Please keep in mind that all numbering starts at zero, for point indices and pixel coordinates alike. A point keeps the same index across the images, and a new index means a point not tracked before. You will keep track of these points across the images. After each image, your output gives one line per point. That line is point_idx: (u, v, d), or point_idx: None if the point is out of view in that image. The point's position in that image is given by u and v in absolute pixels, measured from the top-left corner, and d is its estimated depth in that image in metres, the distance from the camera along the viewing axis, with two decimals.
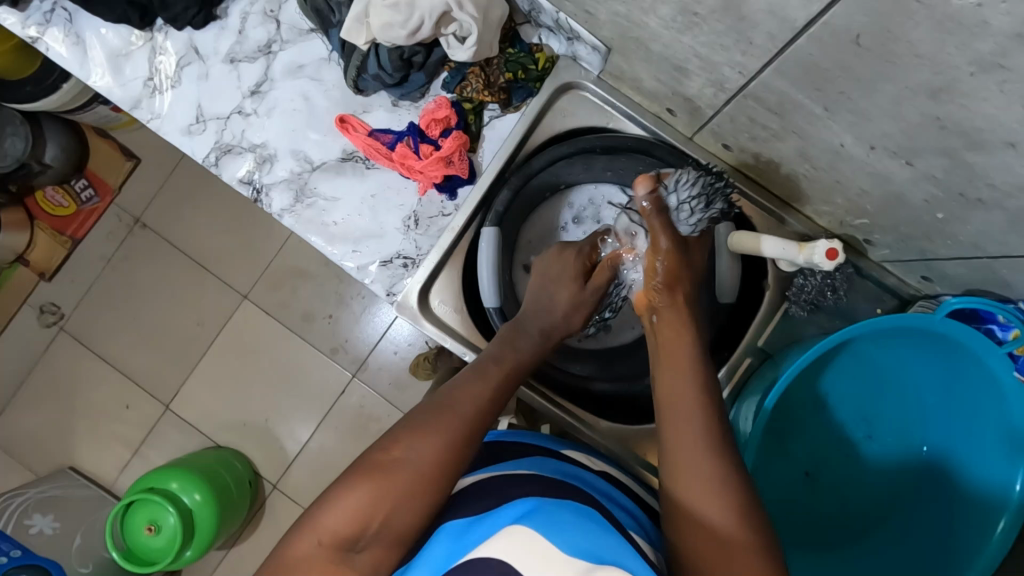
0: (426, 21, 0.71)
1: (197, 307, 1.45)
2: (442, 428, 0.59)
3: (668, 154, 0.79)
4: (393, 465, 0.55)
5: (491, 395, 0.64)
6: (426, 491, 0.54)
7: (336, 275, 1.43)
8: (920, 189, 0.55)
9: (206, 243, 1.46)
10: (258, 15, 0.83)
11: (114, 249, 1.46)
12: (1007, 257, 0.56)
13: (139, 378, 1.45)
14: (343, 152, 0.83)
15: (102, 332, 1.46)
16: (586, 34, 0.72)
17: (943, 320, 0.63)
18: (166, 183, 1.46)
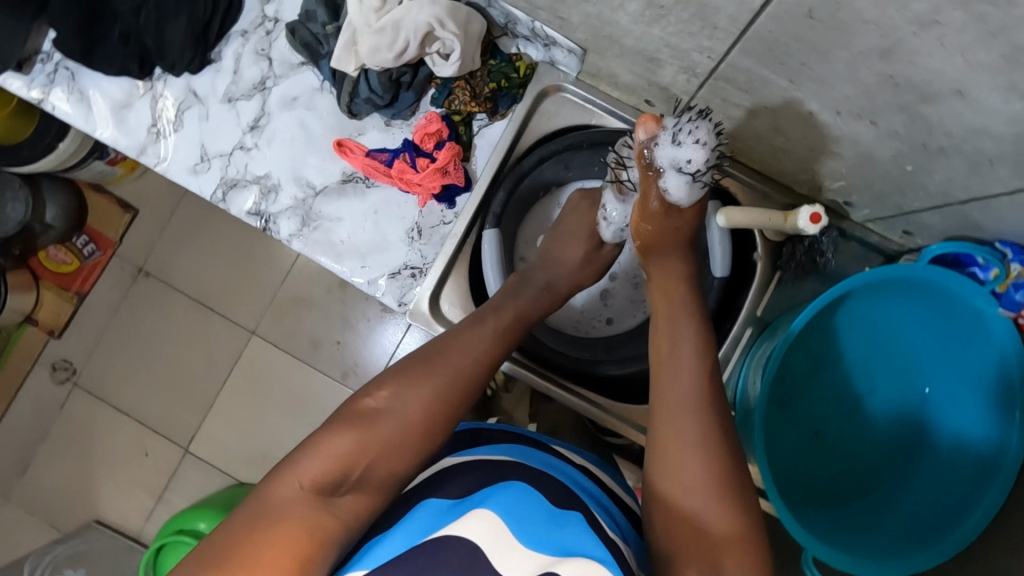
0: (410, 41, 0.76)
1: (207, 347, 1.48)
2: (439, 382, 0.60)
3: None
4: (378, 417, 0.56)
5: (488, 348, 0.65)
6: (413, 443, 0.57)
7: (340, 300, 1.47)
8: (886, 147, 0.60)
9: (210, 283, 1.49)
10: (250, 55, 0.87)
11: (120, 299, 1.49)
12: (975, 200, 0.61)
13: (156, 424, 1.47)
14: (344, 174, 0.87)
15: (115, 381, 1.48)
16: (561, 39, 0.77)
17: (924, 267, 0.68)
18: (166, 229, 1.49)
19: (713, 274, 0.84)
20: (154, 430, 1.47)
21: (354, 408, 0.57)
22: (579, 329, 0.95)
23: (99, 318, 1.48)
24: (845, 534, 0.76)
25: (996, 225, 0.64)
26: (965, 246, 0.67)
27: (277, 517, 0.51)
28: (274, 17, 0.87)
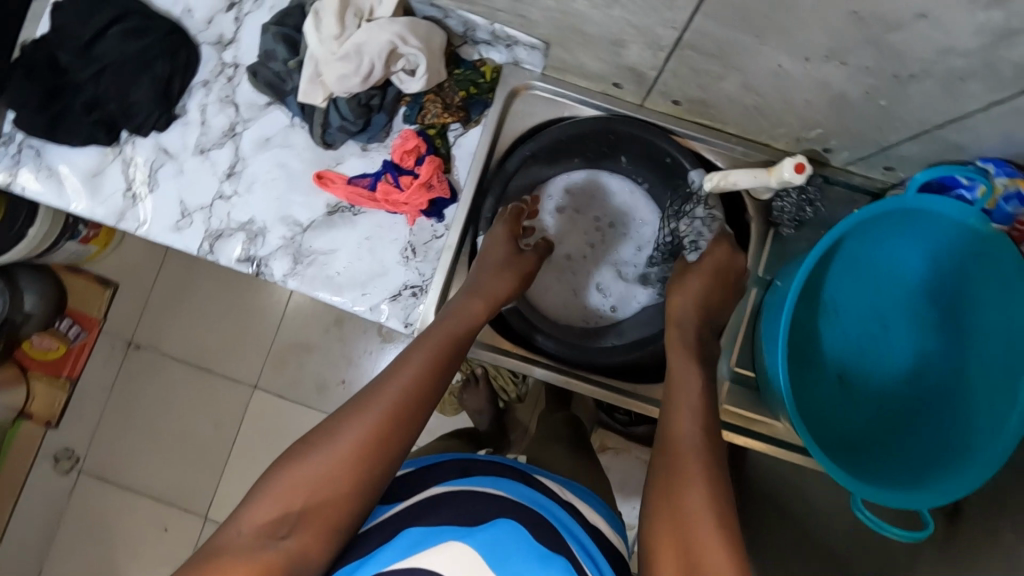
0: (376, 63, 0.75)
1: (213, 410, 1.45)
2: (375, 417, 0.60)
3: (628, 125, 0.84)
4: (318, 453, 0.58)
5: (427, 375, 0.65)
6: (346, 477, 0.57)
7: (339, 338, 1.47)
8: (858, 85, 0.61)
9: (205, 344, 1.47)
10: (215, 103, 0.87)
11: (114, 377, 1.46)
12: (952, 122, 0.62)
13: (173, 497, 1.43)
14: (328, 206, 0.87)
15: (125, 460, 1.45)
16: (523, 36, 0.78)
17: (915, 196, 0.68)
18: (151, 298, 1.47)
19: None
20: (172, 504, 1.43)
21: (295, 450, 0.59)
22: (588, 322, 0.97)
23: (96, 400, 1.44)
24: (886, 474, 0.74)
25: (973, 144, 0.66)
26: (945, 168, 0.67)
27: (216, 560, 0.51)
28: (233, 62, 0.87)
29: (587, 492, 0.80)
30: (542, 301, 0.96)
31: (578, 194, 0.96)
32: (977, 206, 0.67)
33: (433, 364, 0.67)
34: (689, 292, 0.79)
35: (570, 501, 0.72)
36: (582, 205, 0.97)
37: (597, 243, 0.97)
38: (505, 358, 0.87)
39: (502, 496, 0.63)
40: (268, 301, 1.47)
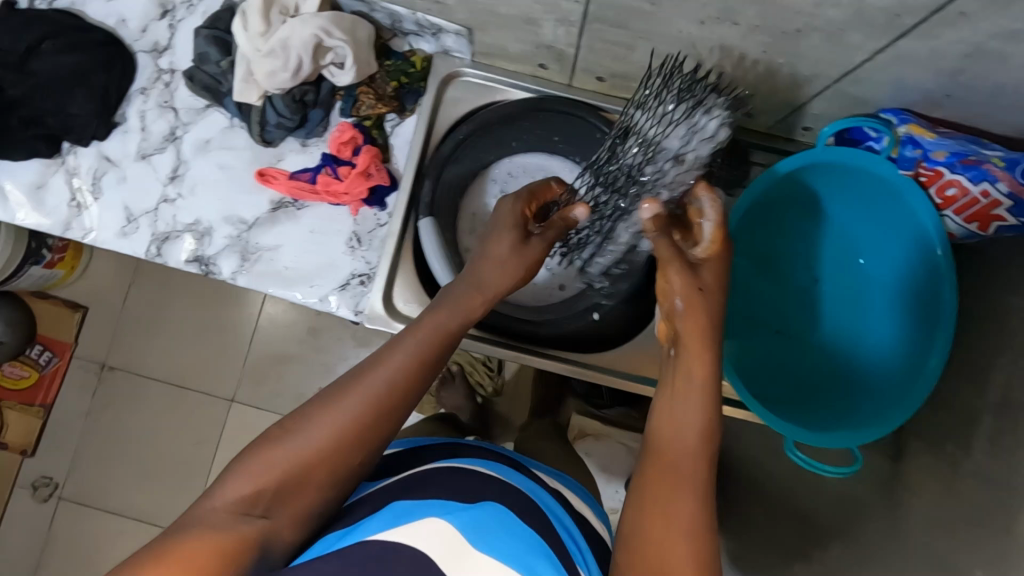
0: (303, 57, 0.78)
1: (192, 426, 1.45)
2: (354, 405, 0.53)
3: (557, 104, 0.87)
4: (299, 438, 0.52)
5: (416, 368, 0.56)
6: (321, 471, 0.51)
7: (314, 347, 1.47)
8: (755, 44, 0.64)
9: (180, 361, 1.47)
10: (154, 109, 0.88)
11: (90, 402, 1.45)
12: (847, 74, 0.66)
13: (154, 517, 1.42)
14: (272, 203, 0.89)
15: (105, 483, 1.43)
16: (446, 23, 0.80)
17: (825, 148, 0.74)
18: (122, 321, 1.47)
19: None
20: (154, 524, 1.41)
21: (273, 429, 0.53)
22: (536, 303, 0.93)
23: (72, 424, 1.43)
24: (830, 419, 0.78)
25: (873, 94, 0.70)
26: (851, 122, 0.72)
27: (180, 534, 0.46)
28: (169, 68, 0.88)
29: (570, 481, 0.79)
30: None
31: (520, 175, 0.94)
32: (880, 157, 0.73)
33: (422, 355, 0.57)
34: (700, 306, 0.54)
35: (562, 491, 0.71)
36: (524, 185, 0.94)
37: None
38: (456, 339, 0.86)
39: (495, 477, 0.60)
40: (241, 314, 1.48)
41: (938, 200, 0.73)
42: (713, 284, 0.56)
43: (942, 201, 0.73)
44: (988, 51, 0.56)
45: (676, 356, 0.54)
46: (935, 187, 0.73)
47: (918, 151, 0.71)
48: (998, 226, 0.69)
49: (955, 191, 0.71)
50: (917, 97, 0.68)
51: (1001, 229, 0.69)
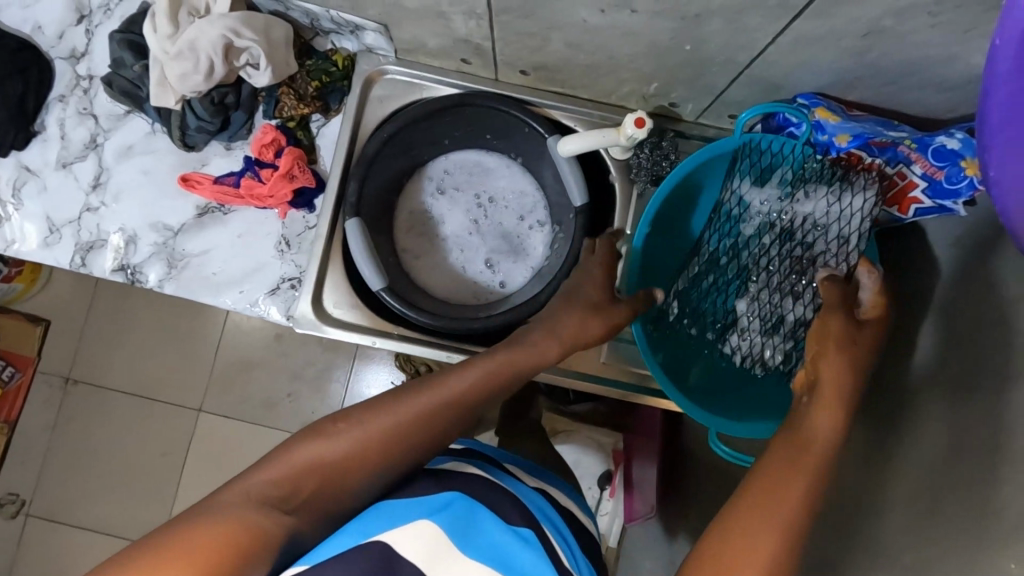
0: (213, 58, 0.77)
1: (160, 437, 1.40)
2: (416, 410, 0.57)
3: (482, 98, 0.84)
4: (342, 434, 0.54)
5: (478, 394, 0.61)
6: (365, 471, 0.54)
7: (281, 353, 1.43)
8: (661, 30, 0.64)
9: (143, 371, 1.42)
10: (73, 117, 0.87)
11: (55, 416, 1.40)
12: (756, 58, 0.66)
13: (122, 530, 1.37)
14: (197, 208, 0.87)
15: (72, 499, 1.39)
16: (360, 20, 0.79)
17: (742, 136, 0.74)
18: (86, 332, 1.42)
19: (575, 206, 0.86)
20: (123, 538, 1.37)
21: (322, 423, 0.55)
22: (480, 298, 0.95)
23: (36, 441, 1.39)
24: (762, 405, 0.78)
25: (786, 79, 0.69)
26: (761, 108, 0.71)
27: (201, 520, 0.46)
28: (87, 74, 0.87)
29: (540, 472, 0.77)
30: (431, 282, 0.95)
31: (459, 173, 0.97)
32: (801, 141, 0.73)
33: (483, 384, 0.62)
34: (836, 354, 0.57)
35: (545, 488, 0.72)
36: (463, 183, 0.97)
37: (480, 218, 0.96)
38: (384, 340, 0.83)
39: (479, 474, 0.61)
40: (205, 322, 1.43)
41: None
42: (865, 339, 0.59)
43: None
44: (884, 28, 0.56)
45: (810, 401, 0.54)
46: None
47: (822, 136, 0.70)
48: (918, 208, 0.67)
49: (874, 176, 0.69)
50: (830, 79, 0.67)
51: (921, 212, 0.67)
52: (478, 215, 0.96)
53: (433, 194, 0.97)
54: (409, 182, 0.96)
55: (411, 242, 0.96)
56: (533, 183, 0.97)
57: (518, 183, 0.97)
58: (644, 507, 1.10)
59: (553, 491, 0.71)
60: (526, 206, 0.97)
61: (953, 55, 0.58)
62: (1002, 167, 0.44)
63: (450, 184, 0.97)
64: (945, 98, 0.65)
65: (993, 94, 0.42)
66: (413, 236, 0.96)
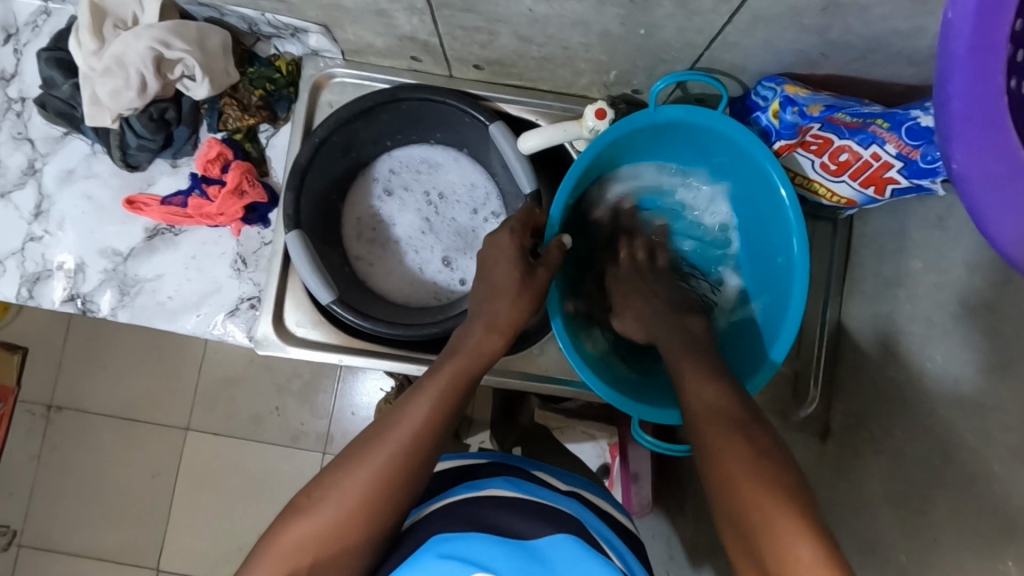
0: (144, 73, 0.75)
1: (146, 460, 1.34)
2: (378, 459, 0.56)
3: (412, 90, 0.79)
4: (320, 508, 0.54)
5: (435, 416, 0.59)
6: (357, 530, 0.54)
7: (264, 367, 1.35)
8: (610, 17, 0.61)
9: (124, 394, 1.35)
10: (8, 143, 0.83)
11: (39, 445, 1.35)
12: (716, 41, 0.62)
13: (116, 556, 1.32)
14: (147, 230, 0.83)
15: (61, 529, 1.33)
16: (298, 22, 0.75)
17: (661, 110, 0.70)
18: (64, 357, 1.36)
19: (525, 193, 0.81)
20: (117, 562, 1.32)
21: (298, 501, 0.55)
22: (439, 299, 0.91)
23: (23, 470, 1.34)
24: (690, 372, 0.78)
25: (750, 62, 0.66)
26: (712, 79, 0.65)
27: None
28: (19, 96, 0.83)
29: (570, 474, 0.73)
30: (390, 289, 0.91)
31: (406, 171, 0.93)
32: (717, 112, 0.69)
33: (441, 401, 0.60)
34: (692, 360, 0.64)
35: (581, 490, 0.68)
36: (410, 181, 0.93)
37: (431, 216, 0.92)
38: (353, 357, 0.80)
39: (496, 495, 0.59)
40: (185, 340, 1.36)
41: (833, 166, 0.68)
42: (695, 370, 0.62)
43: (836, 167, 0.68)
44: (844, 3, 0.53)
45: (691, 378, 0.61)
46: (827, 154, 0.68)
47: (795, 110, 0.66)
48: (893, 189, 0.64)
49: (848, 156, 0.66)
50: (793, 59, 0.64)
51: (897, 192, 0.64)
52: (429, 213, 0.92)
53: (382, 195, 0.93)
54: (356, 184, 0.92)
55: (363, 249, 0.92)
56: (483, 172, 0.93)
57: (468, 175, 0.93)
58: (639, 502, 1.04)
59: (592, 496, 0.68)
60: (478, 197, 0.93)
61: (919, 25, 0.54)
62: (967, 158, 0.40)
63: (399, 184, 0.93)
64: (914, 71, 0.62)
65: (947, 86, 0.39)
66: (364, 243, 0.92)
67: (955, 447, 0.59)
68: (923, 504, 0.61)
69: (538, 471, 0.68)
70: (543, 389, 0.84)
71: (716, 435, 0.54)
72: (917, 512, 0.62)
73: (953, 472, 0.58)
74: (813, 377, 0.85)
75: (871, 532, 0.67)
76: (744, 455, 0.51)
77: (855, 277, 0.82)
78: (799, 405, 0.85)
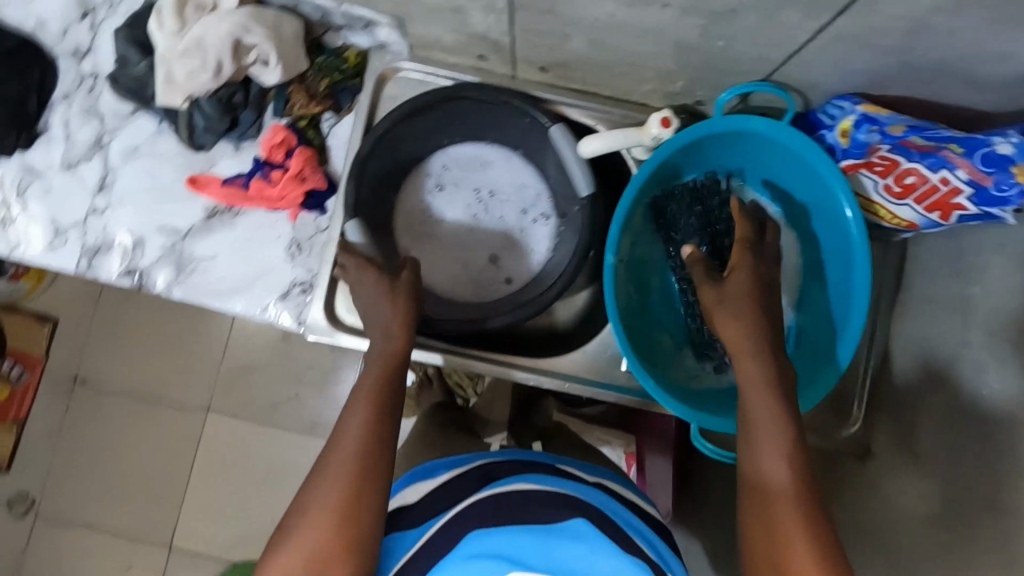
0: (222, 57, 0.76)
1: (167, 436, 1.36)
2: (332, 493, 0.57)
3: (476, 90, 0.81)
4: (294, 550, 0.55)
5: (370, 430, 0.60)
6: (340, 556, 0.55)
7: (285, 353, 1.37)
8: (689, 27, 0.61)
9: (150, 370, 1.37)
10: (78, 116, 0.84)
11: (60, 417, 1.35)
12: (792, 56, 0.63)
13: (130, 530, 1.34)
14: (206, 210, 0.84)
15: (82, 500, 1.35)
16: (373, 15, 0.77)
17: (724, 119, 0.71)
18: (91, 332, 1.37)
19: (581, 196, 0.81)
20: (131, 537, 1.33)
21: (275, 544, 0.57)
22: (483, 296, 0.92)
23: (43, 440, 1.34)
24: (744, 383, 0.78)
25: (821, 79, 0.67)
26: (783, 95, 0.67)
27: None
28: (92, 72, 0.85)
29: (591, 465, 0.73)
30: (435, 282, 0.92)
31: (458, 168, 0.93)
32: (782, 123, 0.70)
33: (372, 418, 0.61)
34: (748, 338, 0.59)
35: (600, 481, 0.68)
36: (461, 178, 0.93)
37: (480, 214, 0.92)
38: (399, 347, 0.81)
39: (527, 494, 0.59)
40: (210, 322, 1.37)
41: (896, 189, 0.68)
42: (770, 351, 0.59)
43: (901, 189, 0.68)
44: (931, 26, 0.53)
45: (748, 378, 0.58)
46: (892, 176, 0.68)
47: (874, 129, 0.67)
48: (960, 215, 0.65)
49: (914, 179, 0.66)
50: (867, 78, 0.64)
51: (962, 219, 0.65)
52: (476, 211, 0.92)
53: (433, 190, 0.93)
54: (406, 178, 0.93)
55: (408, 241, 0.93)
56: (535, 174, 0.93)
57: (519, 175, 0.93)
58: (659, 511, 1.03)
59: (615, 485, 0.69)
60: (527, 197, 0.93)
61: (1005, 52, 0.54)
62: None
63: (450, 180, 0.93)
64: (989, 98, 0.62)
65: None
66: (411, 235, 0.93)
67: (1007, 476, 0.59)
68: (970, 529, 0.61)
69: (556, 463, 0.68)
70: (582, 391, 0.85)
71: (765, 433, 0.56)
72: (962, 537, 0.62)
73: (1003, 499, 0.58)
74: (856, 397, 0.85)
75: (910, 554, 0.67)
76: (785, 477, 0.54)
77: (901, 298, 0.82)
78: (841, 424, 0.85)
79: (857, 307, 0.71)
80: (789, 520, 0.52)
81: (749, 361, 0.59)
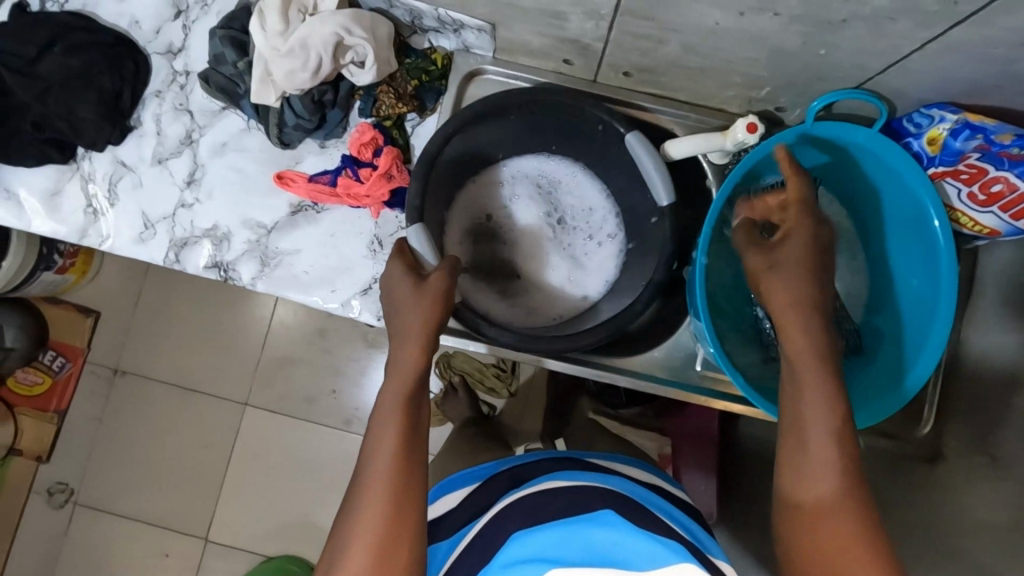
0: (322, 56, 0.78)
1: (206, 429, 1.37)
2: (378, 491, 0.57)
3: (562, 94, 0.81)
4: (353, 550, 0.55)
5: (405, 421, 0.61)
6: (398, 547, 0.55)
7: (322, 349, 1.39)
8: (794, 35, 0.63)
9: (192, 362, 1.38)
10: (169, 112, 0.87)
11: (101, 408, 1.35)
12: (890, 65, 0.65)
13: (167, 521, 1.35)
14: (291, 206, 0.86)
15: (122, 491, 1.35)
16: (467, 19, 0.78)
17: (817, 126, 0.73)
18: (132, 325, 1.37)
19: (660, 205, 0.81)
20: (166, 528, 1.34)
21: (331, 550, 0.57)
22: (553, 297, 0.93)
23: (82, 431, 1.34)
24: None
25: (912, 88, 0.69)
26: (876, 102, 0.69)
27: None
28: (184, 69, 0.87)
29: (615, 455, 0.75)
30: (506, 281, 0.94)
31: (526, 181, 0.95)
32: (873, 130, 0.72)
33: (402, 410, 0.61)
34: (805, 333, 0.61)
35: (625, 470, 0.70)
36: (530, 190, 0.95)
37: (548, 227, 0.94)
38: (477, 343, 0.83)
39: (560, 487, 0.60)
40: (250, 317, 1.39)
41: (982, 197, 0.70)
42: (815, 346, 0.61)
43: (986, 197, 0.70)
44: None
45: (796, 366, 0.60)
46: (978, 184, 0.70)
47: (976, 137, 0.68)
48: None
49: (1001, 188, 0.68)
50: (962, 88, 0.66)
51: None
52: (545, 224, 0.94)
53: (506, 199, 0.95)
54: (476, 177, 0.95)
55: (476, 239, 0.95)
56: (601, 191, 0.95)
57: (586, 190, 0.95)
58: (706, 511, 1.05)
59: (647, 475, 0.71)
60: (593, 213, 0.95)
61: None
62: None
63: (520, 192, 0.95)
64: None
65: None
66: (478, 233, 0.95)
67: None
68: None
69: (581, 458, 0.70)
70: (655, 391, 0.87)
71: (814, 433, 0.57)
72: None
73: None
74: (925, 400, 0.86)
75: (983, 555, 0.69)
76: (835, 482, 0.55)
77: (969, 304, 0.84)
78: (910, 425, 0.87)
79: (942, 313, 0.73)
80: (841, 524, 0.53)
81: (799, 342, 0.60)
